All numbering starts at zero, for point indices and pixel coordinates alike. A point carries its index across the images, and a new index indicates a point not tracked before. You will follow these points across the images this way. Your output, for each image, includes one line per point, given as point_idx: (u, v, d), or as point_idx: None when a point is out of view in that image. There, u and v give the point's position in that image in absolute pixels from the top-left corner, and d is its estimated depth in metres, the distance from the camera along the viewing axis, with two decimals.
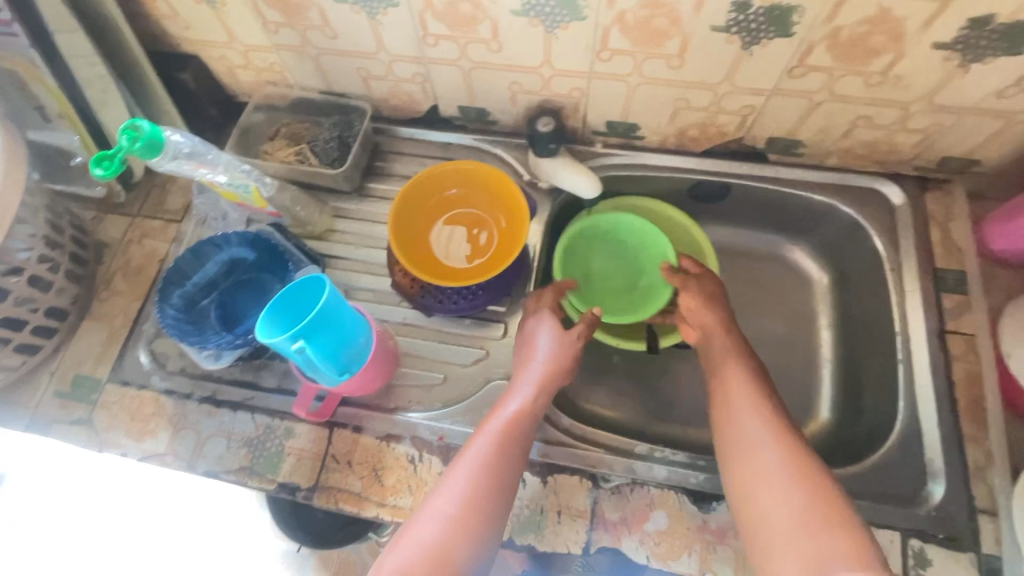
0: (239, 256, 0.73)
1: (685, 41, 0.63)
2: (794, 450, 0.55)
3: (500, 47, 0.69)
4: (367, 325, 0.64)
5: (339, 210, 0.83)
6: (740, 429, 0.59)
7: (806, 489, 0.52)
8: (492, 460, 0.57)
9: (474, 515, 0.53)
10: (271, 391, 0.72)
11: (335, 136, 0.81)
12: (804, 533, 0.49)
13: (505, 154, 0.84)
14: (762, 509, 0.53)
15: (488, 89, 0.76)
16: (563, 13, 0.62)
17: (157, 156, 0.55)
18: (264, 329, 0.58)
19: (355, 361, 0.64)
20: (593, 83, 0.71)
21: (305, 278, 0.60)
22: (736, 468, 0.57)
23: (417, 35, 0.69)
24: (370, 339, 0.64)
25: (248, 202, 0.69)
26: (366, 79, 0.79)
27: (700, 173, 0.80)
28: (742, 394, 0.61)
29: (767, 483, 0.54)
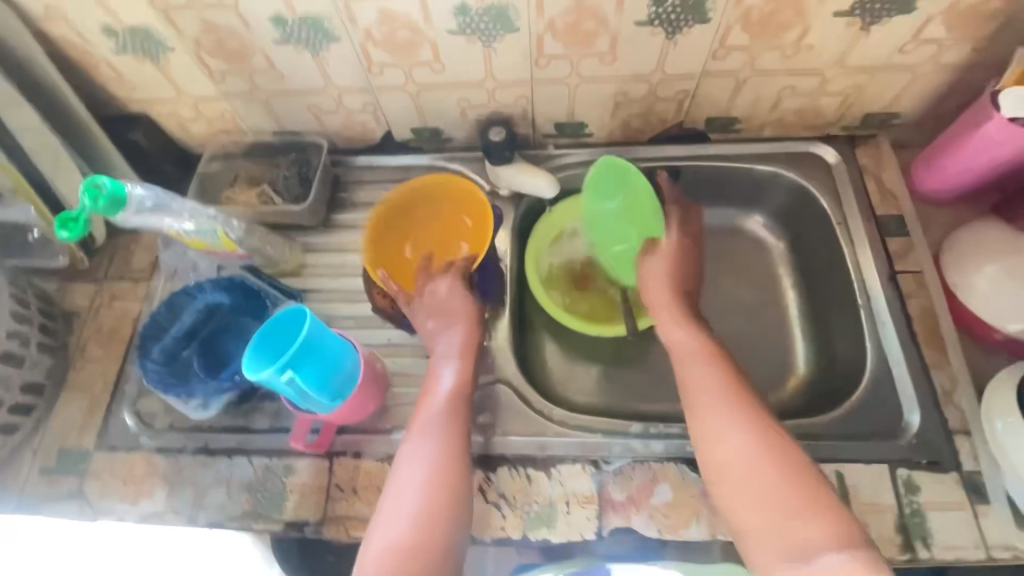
0: (215, 302, 0.73)
1: (614, 39, 0.67)
2: (758, 434, 0.56)
3: (443, 67, 0.72)
4: (353, 348, 0.65)
5: (310, 246, 0.83)
6: (707, 418, 0.59)
7: (778, 487, 0.53)
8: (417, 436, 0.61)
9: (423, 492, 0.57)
10: (264, 431, 0.72)
11: (296, 173, 0.82)
12: (776, 520, 0.52)
13: (464, 168, 0.86)
14: (743, 511, 0.54)
15: (438, 109, 0.79)
16: (497, 27, 0.66)
17: (121, 211, 0.58)
18: (252, 366, 0.59)
19: (346, 386, 0.64)
20: (537, 88, 0.75)
21: (288, 310, 0.61)
22: (712, 461, 0.57)
23: (361, 64, 0.72)
24: (358, 361, 0.65)
25: (217, 247, 0.69)
26: (318, 115, 0.81)
27: (650, 159, 0.84)
28: (705, 385, 0.61)
29: (739, 479, 0.55)
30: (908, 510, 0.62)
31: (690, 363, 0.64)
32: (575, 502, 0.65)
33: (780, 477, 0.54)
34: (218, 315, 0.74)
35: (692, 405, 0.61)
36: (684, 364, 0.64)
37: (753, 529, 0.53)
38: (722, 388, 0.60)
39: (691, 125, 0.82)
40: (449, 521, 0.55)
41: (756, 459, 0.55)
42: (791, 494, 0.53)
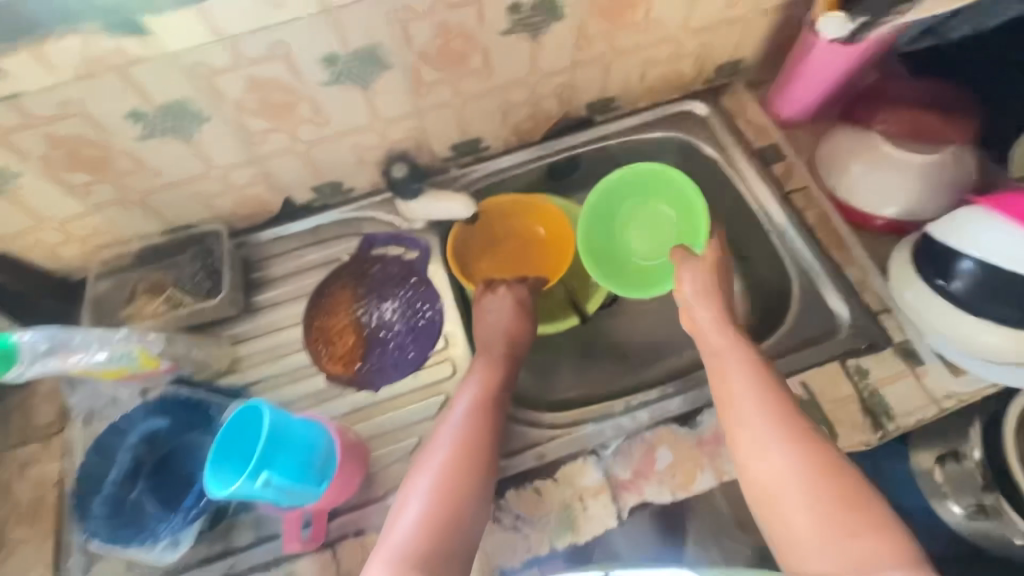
0: (152, 430, 0.69)
1: (484, 52, 0.69)
2: (803, 448, 0.55)
3: (326, 119, 0.70)
4: (324, 425, 0.61)
5: (238, 337, 0.77)
6: (746, 433, 0.58)
7: (831, 502, 0.52)
8: (458, 467, 0.59)
9: (462, 516, 0.56)
10: (251, 547, 0.66)
11: (200, 267, 0.78)
12: (825, 536, 0.50)
13: (376, 212, 0.84)
14: (783, 516, 0.53)
15: (332, 162, 0.77)
16: (370, 68, 0.66)
17: (12, 365, 0.56)
18: (219, 483, 0.54)
19: (328, 467, 0.60)
20: (425, 116, 0.76)
21: (240, 410, 0.57)
22: (752, 476, 0.56)
23: (240, 138, 0.69)
24: (332, 437, 0.61)
25: (143, 367, 0.66)
26: (207, 201, 0.76)
27: (548, 156, 0.88)
28: (743, 399, 0.60)
29: (785, 496, 0.54)
30: (866, 393, 0.69)
31: (721, 377, 0.63)
32: (587, 497, 0.66)
33: (827, 484, 0.53)
34: (158, 443, 0.69)
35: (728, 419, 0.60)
36: (721, 374, 0.64)
37: (791, 541, 0.52)
38: (766, 403, 0.59)
39: (575, 115, 0.86)
40: (461, 531, 0.55)
41: (812, 471, 0.54)
42: (837, 507, 0.51)
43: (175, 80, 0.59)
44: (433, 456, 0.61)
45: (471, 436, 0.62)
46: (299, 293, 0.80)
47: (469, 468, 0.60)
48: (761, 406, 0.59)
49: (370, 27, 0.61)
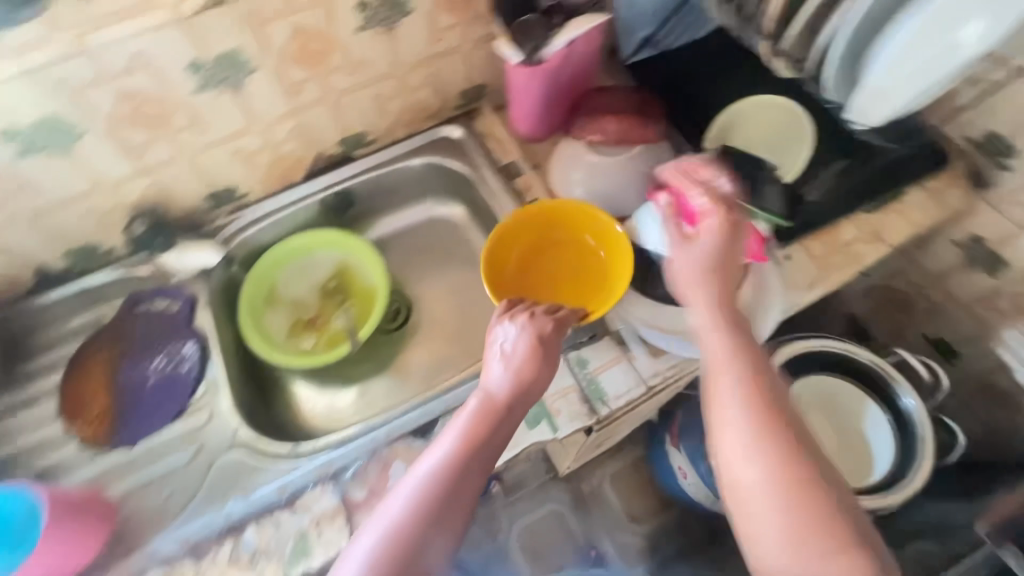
0: None
1: (344, 49, 0.76)
2: (798, 450, 0.47)
3: (204, 125, 0.75)
4: (28, 493, 0.63)
5: (135, 355, 0.82)
6: (738, 426, 0.48)
7: (816, 519, 0.45)
8: (402, 530, 0.49)
9: (778, 389, 0.50)
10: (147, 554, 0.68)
11: (128, 294, 0.86)
12: (797, 553, 0.44)
13: (273, 214, 0.92)
14: (756, 522, 0.46)
15: (221, 167, 0.82)
16: (236, 72, 0.71)
17: None
18: None
19: (29, 532, 0.62)
20: (303, 115, 0.82)
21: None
22: (727, 475, 0.49)
23: (121, 151, 0.73)
24: (35, 503, 0.63)
25: None
26: (100, 217, 0.79)
27: (430, 144, 0.95)
28: (737, 377, 0.50)
29: (762, 506, 0.46)
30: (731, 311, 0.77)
31: (723, 357, 0.51)
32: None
33: (793, 481, 0.46)
34: None
35: (713, 398, 0.51)
36: (725, 349, 0.52)
37: (762, 548, 0.46)
38: (772, 392, 0.49)
39: (447, 119, 0.96)
40: None
41: (797, 482, 0.46)
42: (821, 522, 0.45)
43: (43, 98, 0.63)
44: (696, 316, 0.55)
45: (455, 464, 0.53)
46: (192, 307, 0.85)
47: (413, 532, 0.49)
48: (762, 389, 0.49)
49: (227, 34, 0.67)
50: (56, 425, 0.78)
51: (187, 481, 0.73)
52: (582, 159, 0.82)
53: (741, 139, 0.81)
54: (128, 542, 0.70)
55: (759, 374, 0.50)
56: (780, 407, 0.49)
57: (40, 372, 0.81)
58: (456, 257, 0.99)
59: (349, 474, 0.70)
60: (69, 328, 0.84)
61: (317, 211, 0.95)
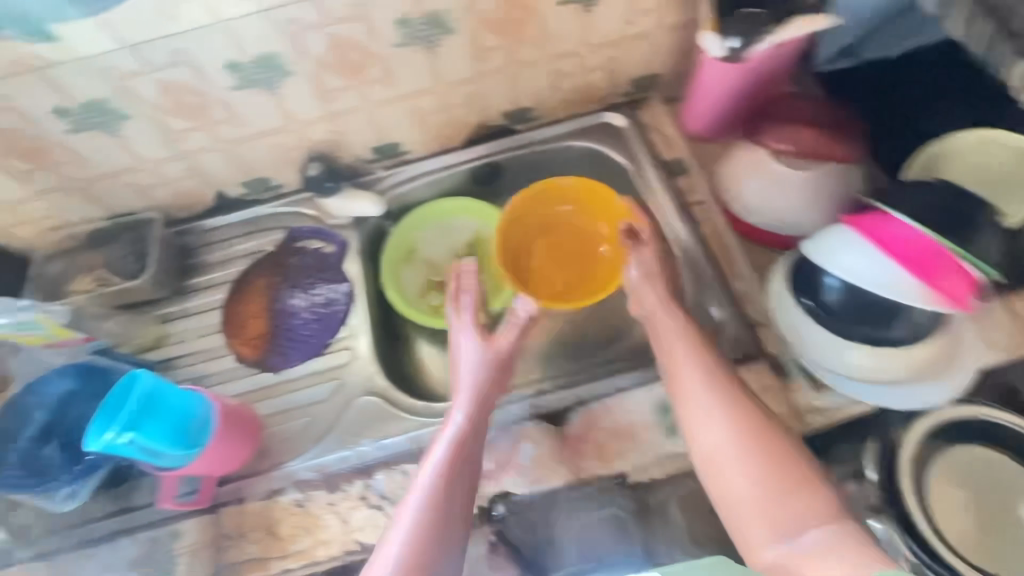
0: (68, 392, 0.75)
1: (540, 21, 0.75)
2: (744, 418, 0.59)
3: (392, 81, 0.78)
4: (203, 397, 0.67)
5: (288, 287, 0.88)
6: (695, 411, 0.62)
7: (777, 472, 0.55)
8: (444, 473, 0.61)
9: (725, 381, 0.62)
10: (286, 474, 0.74)
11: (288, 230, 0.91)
12: (768, 500, 0.54)
13: (426, 176, 0.94)
14: (728, 482, 0.57)
15: (394, 123, 0.85)
16: (436, 32, 0.72)
17: None
18: (94, 436, 0.61)
19: (201, 435, 0.66)
20: (481, 83, 0.82)
21: (122, 379, 0.64)
22: (698, 448, 0.60)
23: (316, 95, 0.77)
24: (210, 408, 0.67)
25: (52, 335, 0.75)
26: (281, 154, 0.84)
27: (589, 128, 0.93)
28: (684, 362, 0.65)
29: (727, 465, 0.57)
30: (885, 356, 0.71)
31: (677, 361, 0.65)
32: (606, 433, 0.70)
33: (760, 446, 0.57)
34: (74, 405, 0.74)
35: (683, 398, 0.63)
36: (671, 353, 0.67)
37: (739, 503, 0.56)
38: (719, 384, 0.62)
39: (611, 104, 0.93)
40: (441, 540, 0.57)
41: (749, 438, 0.58)
42: (783, 471, 0.55)
43: (268, 36, 0.67)
44: (666, 339, 0.68)
45: (459, 449, 0.63)
46: (343, 252, 0.89)
47: (449, 479, 0.61)
48: (704, 372, 0.63)
49: None
50: (217, 337, 0.85)
51: (326, 414, 0.78)
52: (763, 168, 0.76)
53: (954, 173, 0.72)
54: (269, 458, 0.75)
55: (702, 359, 0.65)
56: (720, 387, 0.62)
57: (206, 287, 0.89)
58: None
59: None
60: (234, 252, 0.91)
61: (466, 178, 0.96)
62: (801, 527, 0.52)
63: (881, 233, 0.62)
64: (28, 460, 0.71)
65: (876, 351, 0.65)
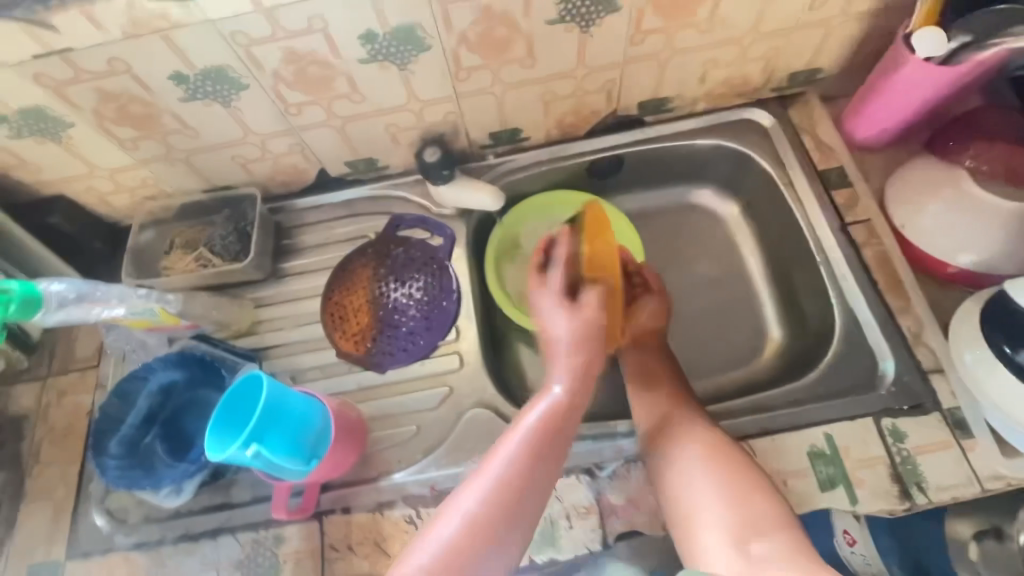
0: (169, 381, 0.72)
1: (714, 1, 0.65)
2: (708, 436, 0.60)
3: (534, 61, 0.69)
4: (319, 404, 0.63)
5: (391, 280, 0.81)
6: (668, 430, 0.61)
7: (742, 491, 0.54)
8: (524, 464, 0.53)
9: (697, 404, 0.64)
10: (393, 486, 0.69)
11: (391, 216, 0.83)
12: (726, 514, 0.54)
13: (543, 167, 0.85)
14: (681, 497, 0.57)
15: (522, 107, 0.76)
16: (598, 9, 0.63)
17: (39, 311, 0.60)
18: (213, 445, 0.56)
19: (319, 446, 0.62)
20: (627, 68, 0.73)
21: (242, 380, 0.59)
22: (658, 463, 0.60)
23: (448, 73, 0.68)
24: (326, 416, 0.63)
25: (160, 322, 0.71)
26: (395, 134, 0.77)
27: (730, 125, 0.83)
28: (662, 386, 0.67)
29: (688, 478, 0.57)
30: None
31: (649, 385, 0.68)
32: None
33: (721, 468, 0.56)
34: (175, 394, 0.73)
35: (650, 420, 0.64)
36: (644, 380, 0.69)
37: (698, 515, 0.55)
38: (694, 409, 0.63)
39: (759, 100, 0.82)
40: (503, 533, 0.51)
41: (713, 454, 0.58)
42: (744, 485, 0.55)
43: (414, 4, 0.59)
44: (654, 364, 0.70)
45: (537, 446, 0.54)
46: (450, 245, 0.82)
47: (529, 467, 0.53)
48: (678, 395, 0.66)
49: None
50: (315, 328, 0.79)
51: (434, 424, 0.72)
52: (960, 191, 0.65)
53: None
54: (373, 467, 0.70)
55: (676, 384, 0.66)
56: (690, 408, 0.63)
57: (303, 272, 0.83)
58: (715, 255, 0.88)
59: (605, 472, 0.65)
60: (332, 236, 0.84)
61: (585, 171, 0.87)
62: (758, 540, 0.51)
63: None
64: (133, 451, 0.69)
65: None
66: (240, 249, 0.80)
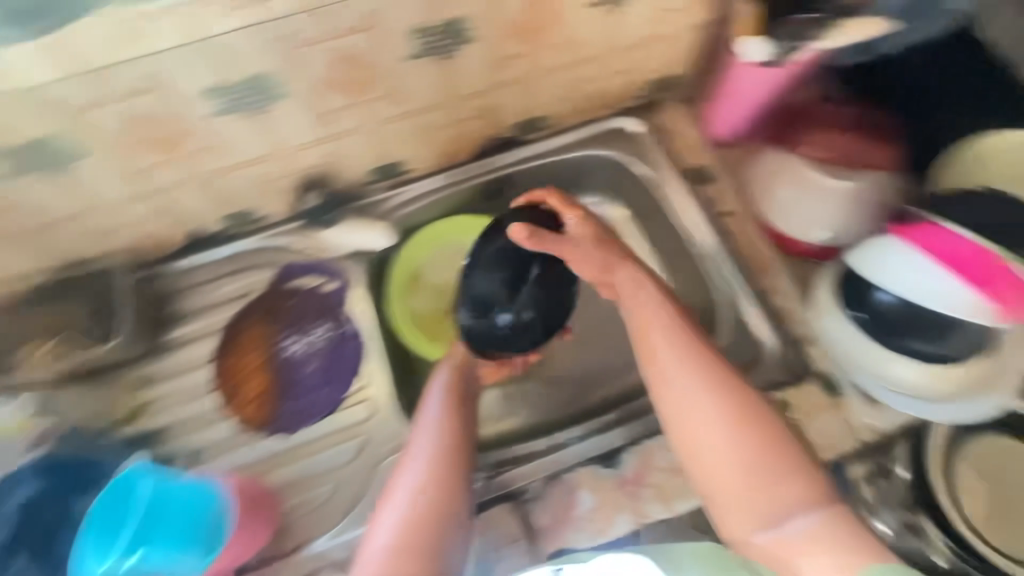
0: (40, 493, 0.65)
1: (564, 24, 0.67)
2: (733, 397, 0.53)
3: (399, 97, 0.68)
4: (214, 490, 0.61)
5: (286, 336, 0.77)
6: (680, 390, 0.54)
7: (770, 460, 0.51)
8: (439, 463, 0.57)
9: (705, 347, 0.57)
10: (313, 554, 0.65)
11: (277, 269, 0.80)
12: (755, 487, 0.51)
13: (428, 197, 0.84)
14: (708, 465, 0.52)
15: (397, 141, 0.75)
16: (452, 41, 0.63)
17: None
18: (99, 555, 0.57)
19: (216, 536, 0.59)
20: (495, 94, 0.74)
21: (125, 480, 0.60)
22: (677, 430, 0.54)
23: (310, 117, 0.66)
24: (223, 504, 0.60)
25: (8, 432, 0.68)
26: (267, 184, 0.73)
27: (603, 135, 0.86)
28: (657, 331, 0.58)
29: (711, 450, 0.52)
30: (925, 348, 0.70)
31: (648, 332, 0.58)
32: (664, 475, 0.65)
33: (748, 433, 0.52)
34: (48, 505, 0.65)
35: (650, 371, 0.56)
36: (644, 332, 0.58)
37: (722, 487, 0.52)
38: (707, 357, 0.56)
39: (626, 108, 0.86)
40: (444, 529, 0.53)
41: (738, 421, 0.52)
42: (778, 463, 0.51)
43: (255, 53, 0.56)
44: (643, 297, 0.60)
45: (443, 444, 0.59)
46: (345, 290, 0.80)
47: (445, 464, 0.57)
48: (684, 344, 0.56)
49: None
50: (209, 400, 0.74)
51: (352, 478, 0.70)
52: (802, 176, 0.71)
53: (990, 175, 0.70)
54: (289, 537, 0.66)
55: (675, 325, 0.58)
56: (701, 355, 0.56)
57: (185, 341, 0.77)
58: None
59: (529, 495, 0.66)
60: (215, 297, 0.79)
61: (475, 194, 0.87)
62: (792, 514, 0.50)
63: (929, 241, 0.60)
64: None
65: (921, 366, 0.63)
66: (105, 330, 0.72)
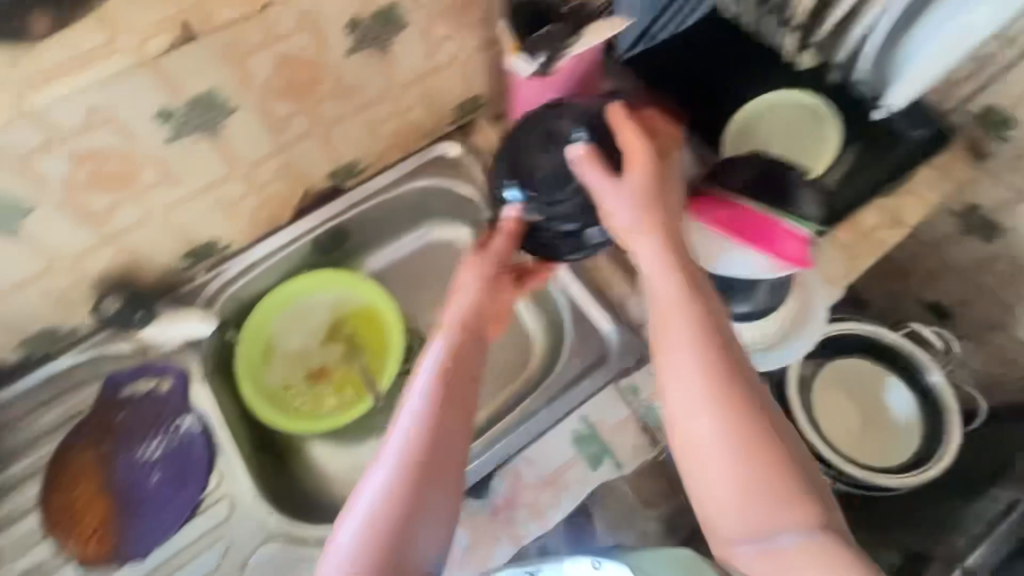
0: None
1: (333, 73, 0.66)
2: (742, 404, 0.45)
3: (178, 179, 0.65)
4: None
5: (123, 452, 0.72)
6: (695, 391, 0.46)
7: (770, 476, 0.44)
8: (412, 472, 0.46)
9: (723, 339, 0.47)
10: None
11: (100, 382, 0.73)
12: (748, 505, 0.44)
13: (259, 267, 0.81)
14: (703, 474, 0.46)
15: (200, 221, 0.72)
16: (213, 114, 0.61)
17: None
18: None
19: None
20: (290, 153, 0.72)
21: None
22: (677, 434, 0.47)
23: (80, 221, 0.62)
24: None
25: None
26: (62, 297, 0.68)
27: (426, 165, 0.87)
28: (681, 325, 0.47)
29: (708, 460, 0.45)
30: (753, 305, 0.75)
31: (672, 329, 0.48)
32: (534, 491, 0.67)
33: (752, 445, 0.45)
34: None
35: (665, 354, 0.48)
36: (669, 330, 0.48)
37: (711, 504, 0.46)
38: (730, 353, 0.47)
39: (442, 135, 0.87)
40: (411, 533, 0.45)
41: (744, 428, 0.45)
42: (775, 482, 0.44)
43: None
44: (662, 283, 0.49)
45: (425, 443, 0.47)
46: (183, 385, 0.74)
47: (426, 465, 0.46)
48: (705, 339, 0.47)
49: (202, 73, 0.57)
50: (46, 544, 0.67)
51: None
52: None
53: (761, 141, 0.75)
54: None
55: (703, 326, 0.47)
56: (722, 351, 0.47)
57: (7, 488, 0.69)
58: None
59: None
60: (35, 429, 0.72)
61: (311, 251, 0.85)
62: (783, 536, 0.44)
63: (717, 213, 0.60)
64: None
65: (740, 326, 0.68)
66: None
